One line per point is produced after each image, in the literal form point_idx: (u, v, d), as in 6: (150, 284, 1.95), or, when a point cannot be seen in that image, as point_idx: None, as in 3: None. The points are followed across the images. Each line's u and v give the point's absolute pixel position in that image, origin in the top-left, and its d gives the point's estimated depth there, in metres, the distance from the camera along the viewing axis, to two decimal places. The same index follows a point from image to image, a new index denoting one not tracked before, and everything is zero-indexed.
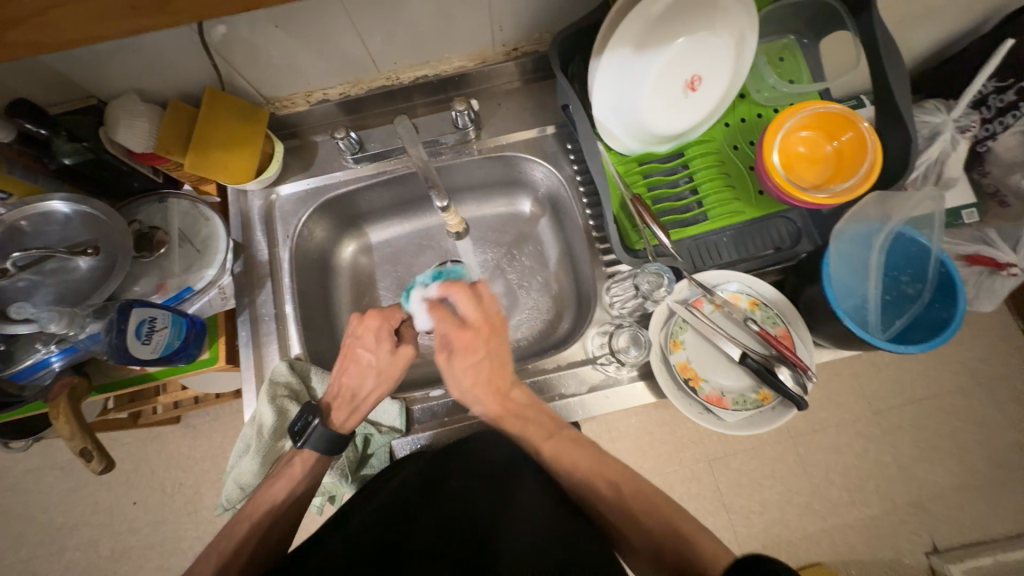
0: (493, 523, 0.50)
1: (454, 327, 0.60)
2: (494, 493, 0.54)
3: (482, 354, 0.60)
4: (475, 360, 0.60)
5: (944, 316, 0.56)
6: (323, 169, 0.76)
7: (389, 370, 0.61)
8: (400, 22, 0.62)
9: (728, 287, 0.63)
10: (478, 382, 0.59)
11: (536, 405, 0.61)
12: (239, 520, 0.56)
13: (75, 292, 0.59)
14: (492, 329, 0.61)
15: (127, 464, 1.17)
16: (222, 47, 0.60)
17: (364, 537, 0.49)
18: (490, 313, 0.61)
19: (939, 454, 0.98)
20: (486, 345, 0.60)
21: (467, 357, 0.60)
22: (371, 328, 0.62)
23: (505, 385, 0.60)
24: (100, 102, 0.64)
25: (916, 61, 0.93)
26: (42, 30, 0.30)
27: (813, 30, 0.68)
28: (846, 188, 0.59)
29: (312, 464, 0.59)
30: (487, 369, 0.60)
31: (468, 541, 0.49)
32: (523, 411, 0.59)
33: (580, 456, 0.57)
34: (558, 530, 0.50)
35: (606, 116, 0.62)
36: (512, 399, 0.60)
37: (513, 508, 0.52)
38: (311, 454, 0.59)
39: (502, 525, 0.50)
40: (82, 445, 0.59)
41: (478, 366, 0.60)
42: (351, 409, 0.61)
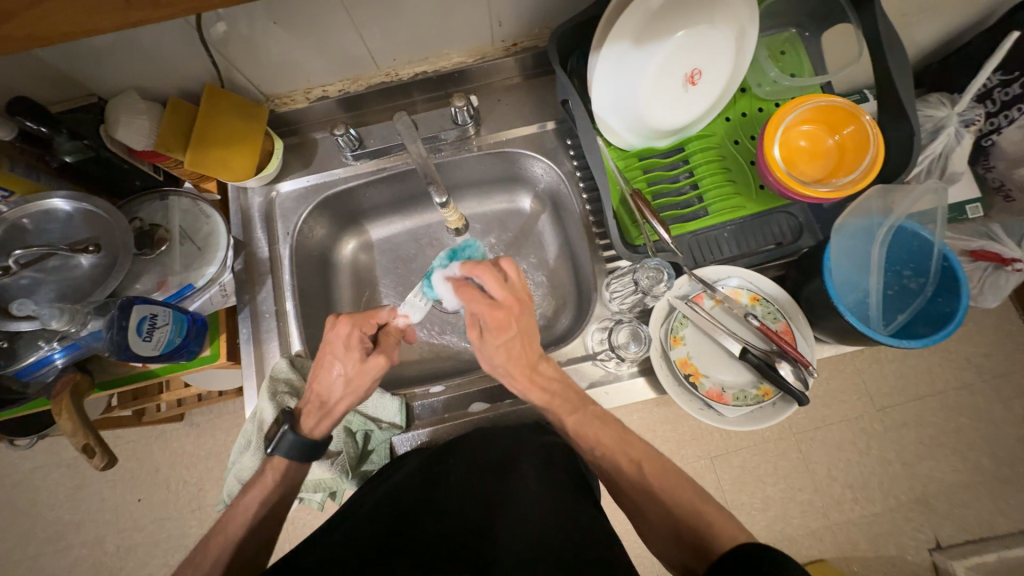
0: (496, 513, 0.51)
1: (481, 306, 0.56)
2: (496, 485, 0.55)
3: (515, 332, 0.56)
4: (506, 334, 0.56)
5: (948, 311, 0.56)
6: (322, 166, 0.76)
7: (358, 381, 0.59)
8: (399, 18, 0.62)
9: (729, 282, 0.63)
10: (507, 357, 0.57)
11: (563, 379, 0.60)
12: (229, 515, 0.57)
13: (77, 289, 0.60)
14: (521, 306, 0.56)
15: (131, 461, 1.18)
16: (222, 44, 0.60)
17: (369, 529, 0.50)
18: (519, 288, 0.57)
19: (943, 450, 0.97)
20: (517, 323, 0.56)
21: (499, 336, 0.56)
22: (341, 336, 0.58)
23: (533, 359, 0.58)
24: (100, 100, 0.64)
25: (919, 55, 0.92)
26: (32, 26, 0.30)
27: (814, 23, 0.68)
28: (848, 181, 0.59)
29: (284, 472, 0.59)
30: (519, 348, 0.57)
31: (471, 532, 0.49)
32: (551, 384, 0.58)
33: (605, 435, 0.57)
34: (562, 518, 0.50)
35: (606, 111, 0.61)
36: (540, 373, 0.58)
37: (515, 499, 0.53)
38: (282, 461, 0.59)
39: (505, 514, 0.51)
40: (85, 441, 0.60)
41: (510, 344, 0.56)
42: (321, 415, 0.60)
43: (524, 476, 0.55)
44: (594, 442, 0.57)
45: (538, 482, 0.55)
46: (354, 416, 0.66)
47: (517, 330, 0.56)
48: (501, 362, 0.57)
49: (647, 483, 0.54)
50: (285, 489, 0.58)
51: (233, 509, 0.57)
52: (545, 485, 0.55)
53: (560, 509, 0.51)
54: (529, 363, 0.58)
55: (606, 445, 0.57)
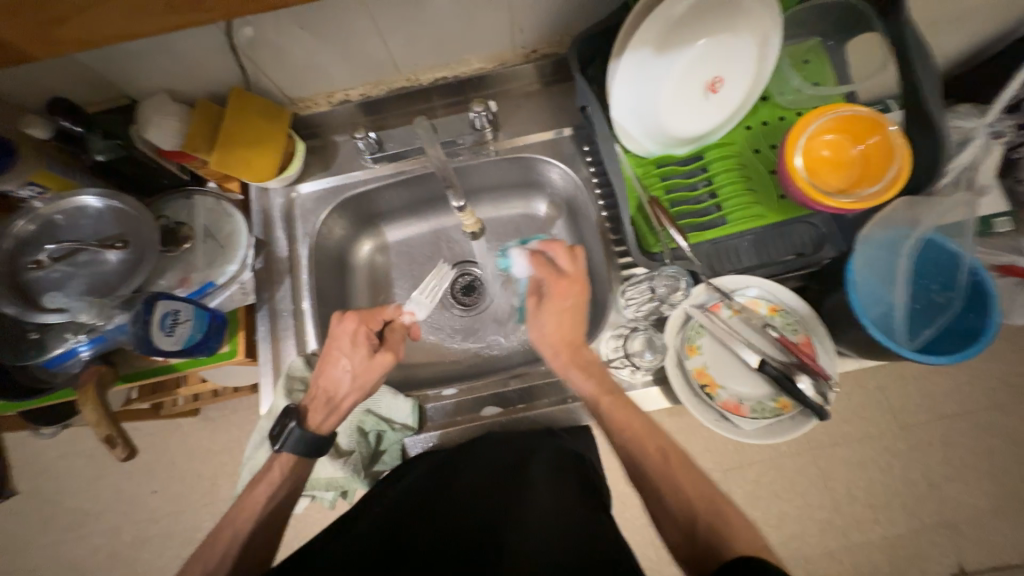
0: (502, 518, 0.50)
1: (550, 276, 0.65)
2: (504, 489, 0.55)
3: (569, 302, 0.63)
4: (565, 302, 0.63)
5: (977, 327, 0.54)
6: (342, 168, 0.77)
7: (364, 377, 0.62)
8: (422, 25, 0.63)
9: (748, 292, 0.62)
10: (562, 326, 0.62)
11: (600, 365, 0.61)
12: (238, 509, 0.58)
13: (104, 284, 0.61)
14: (581, 284, 0.63)
15: (148, 454, 1.21)
16: (250, 48, 0.62)
17: (373, 530, 0.50)
18: (576, 269, 0.64)
19: (969, 472, 0.94)
20: (574, 296, 0.63)
21: (555, 305, 0.63)
22: (347, 331, 0.63)
23: (576, 338, 0.62)
24: (134, 103, 0.67)
25: (947, 65, 0.90)
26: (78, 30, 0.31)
27: (838, 32, 0.67)
28: (872, 192, 0.58)
29: (292, 465, 0.59)
30: (569, 321, 0.62)
31: (475, 536, 0.49)
32: (589, 366, 0.60)
33: (630, 424, 0.56)
34: (568, 526, 0.49)
35: (625, 117, 0.61)
36: (582, 353, 0.61)
37: (523, 504, 0.52)
38: (289, 457, 0.59)
39: (511, 517, 0.50)
40: (107, 431, 0.62)
41: (563, 313, 0.63)
42: (328, 411, 0.61)
43: (531, 483, 0.55)
44: (625, 433, 0.56)
45: (546, 488, 0.54)
46: (367, 416, 0.66)
47: (572, 303, 0.63)
48: (552, 335, 0.62)
49: (658, 485, 0.53)
50: (294, 486, 0.60)
51: (243, 502, 0.58)
52: (553, 491, 0.54)
53: (564, 516, 0.51)
54: (570, 339, 0.62)
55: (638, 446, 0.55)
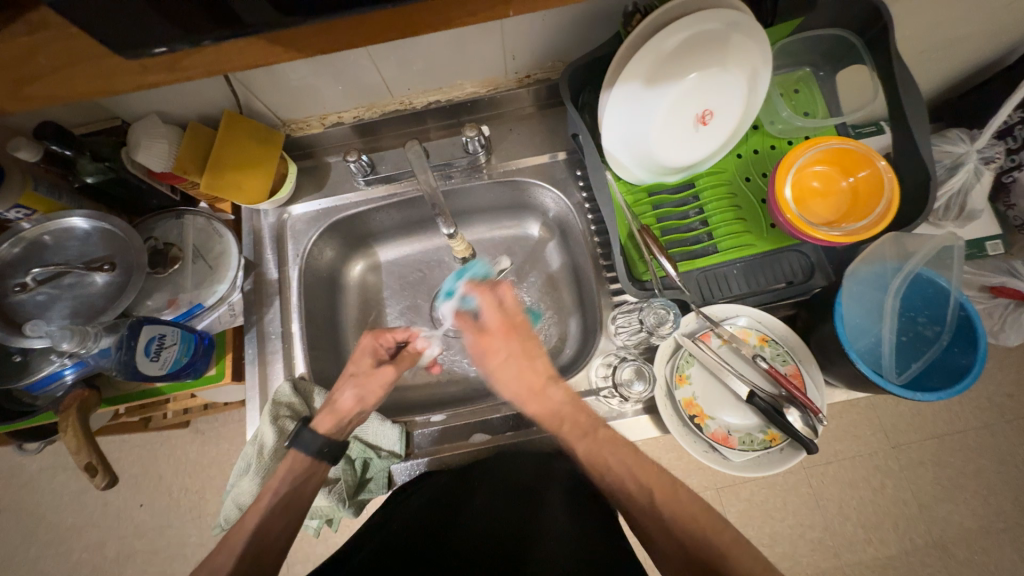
0: (524, 545, 0.52)
1: (471, 333, 0.61)
2: (525, 512, 0.57)
3: (505, 353, 0.60)
4: (514, 337, 0.60)
5: (964, 363, 0.54)
6: (334, 190, 0.77)
7: (368, 386, 0.62)
8: (415, 50, 0.63)
9: (737, 321, 0.62)
10: (516, 371, 0.59)
11: (574, 403, 0.58)
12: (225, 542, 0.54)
13: (90, 307, 0.61)
14: (511, 330, 0.60)
15: (135, 467, 1.19)
16: (242, 73, 0.62)
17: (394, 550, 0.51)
18: (512, 313, 0.61)
19: (962, 493, 0.93)
20: (504, 344, 0.60)
21: (515, 346, 0.60)
22: (363, 346, 0.65)
23: (541, 381, 0.58)
24: (123, 123, 0.66)
25: (938, 89, 0.91)
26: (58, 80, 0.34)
27: (829, 62, 0.67)
28: (861, 226, 0.57)
29: (297, 467, 0.58)
30: (523, 367, 0.59)
31: (503, 562, 0.51)
32: (559, 408, 0.57)
33: (618, 462, 0.54)
34: (592, 559, 0.49)
35: (615, 147, 0.61)
36: (550, 396, 0.58)
37: (545, 530, 0.54)
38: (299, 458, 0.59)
39: (536, 546, 0.52)
40: (88, 459, 0.60)
41: (518, 356, 0.60)
42: (327, 411, 0.61)
43: (550, 506, 0.57)
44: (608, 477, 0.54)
45: (565, 517, 0.55)
46: (353, 442, 0.66)
47: (521, 346, 0.60)
48: (515, 389, 0.59)
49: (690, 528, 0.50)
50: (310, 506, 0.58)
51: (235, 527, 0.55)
52: (571, 521, 0.55)
53: (585, 542, 0.52)
54: (540, 384, 0.58)
55: (599, 454, 0.55)
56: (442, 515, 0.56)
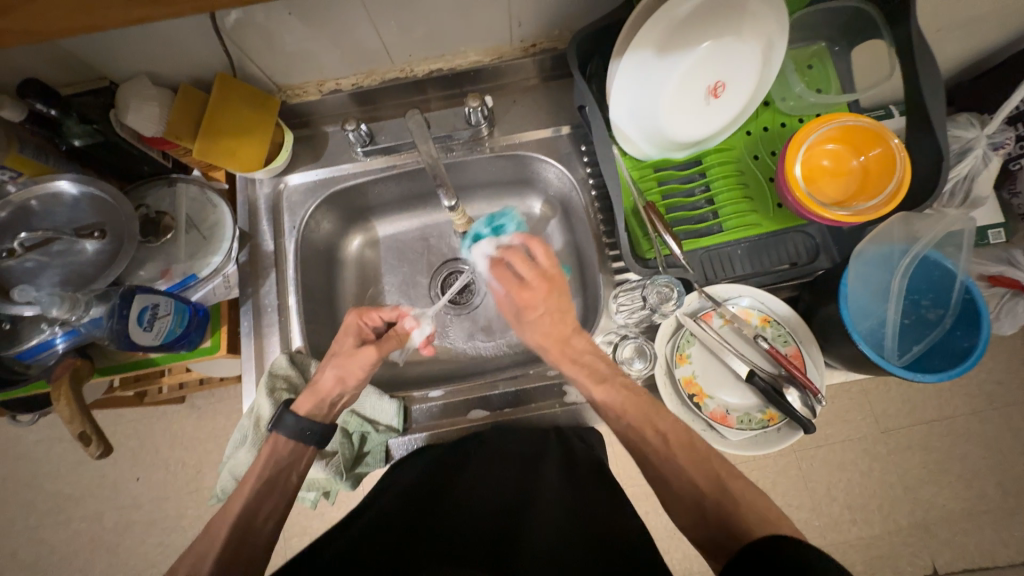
0: (520, 513, 0.53)
1: (511, 286, 0.62)
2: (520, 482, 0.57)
3: (541, 308, 0.61)
4: (549, 286, 0.61)
5: (966, 345, 0.54)
6: (332, 160, 0.75)
7: (349, 368, 0.62)
8: (418, 13, 0.61)
9: (739, 302, 0.62)
10: (546, 324, 0.60)
11: (596, 353, 0.59)
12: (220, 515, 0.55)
13: (80, 275, 0.59)
14: (550, 286, 0.61)
15: (132, 440, 1.19)
16: (236, 33, 0.59)
17: (392, 523, 0.51)
18: (547, 267, 0.62)
19: (947, 477, 0.95)
20: (544, 302, 0.61)
21: (551, 296, 0.61)
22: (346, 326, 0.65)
23: (566, 332, 0.60)
24: (112, 84, 0.63)
25: (951, 72, 0.89)
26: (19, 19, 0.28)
27: (845, 37, 0.65)
28: (870, 206, 0.57)
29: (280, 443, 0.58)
30: (555, 317, 0.60)
31: (500, 536, 0.51)
32: (583, 357, 0.58)
33: (632, 409, 0.55)
34: (586, 533, 0.50)
35: (623, 119, 0.59)
36: (573, 347, 0.59)
37: (539, 500, 0.54)
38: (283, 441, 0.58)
39: (529, 518, 0.52)
40: (81, 428, 0.59)
41: (552, 306, 0.61)
42: (307, 392, 0.60)
43: (543, 477, 0.57)
44: (623, 420, 0.55)
45: (559, 487, 0.56)
46: (350, 416, 0.66)
47: (557, 301, 0.61)
48: (544, 331, 0.60)
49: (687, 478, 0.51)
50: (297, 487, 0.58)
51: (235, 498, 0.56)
52: (564, 491, 0.55)
53: (577, 515, 0.52)
54: (565, 336, 0.60)
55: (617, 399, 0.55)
56: (434, 493, 0.55)
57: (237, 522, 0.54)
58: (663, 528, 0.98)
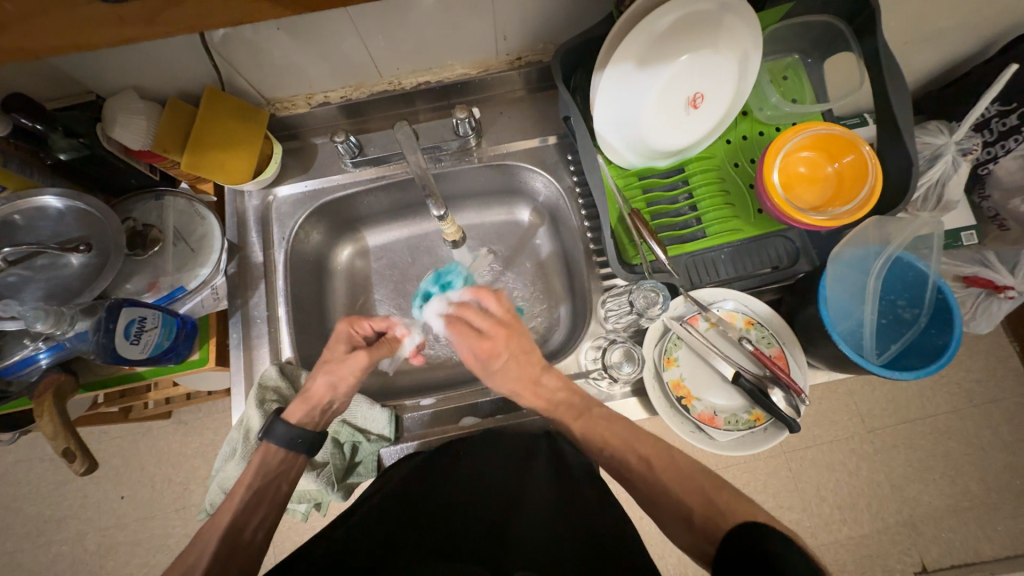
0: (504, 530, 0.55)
1: (473, 340, 0.61)
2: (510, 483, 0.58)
3: (505, 356, 0.60)
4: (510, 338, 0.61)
5: (940, 343, 0.56)
6: (321, 172, 0.76)
7: (339, 373, 0.62)
8: (405, 28, 0.62)
9: (724, 305, 0.63)
10: (507, 383, 0.60)
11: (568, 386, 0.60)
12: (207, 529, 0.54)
13: (66, 290, 0.59)
14: (508, 332, 0.61)
15: (116, 458, 1.16)
16: (224, 47, 0.60)
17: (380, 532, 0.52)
18: (505, 315, 0.63)
19: (931, 474, 0.97)
20: (506, 348, 0.60)
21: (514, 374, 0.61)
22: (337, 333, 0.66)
23: (535, 372, 0.60)
24: (99, 99, 0.64)
25: (920, 82, 0.93)
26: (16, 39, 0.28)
27: (817, 50, 0.68)
28: (845, 211, 0.59)
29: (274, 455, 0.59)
30: (522, 366, 0.60)
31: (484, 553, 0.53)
32: (558, 392, 0.60)
33: (612, 437, 0.57)
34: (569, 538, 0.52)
35: (606, 130, 0.61)
36: (545, 386, 0.60)
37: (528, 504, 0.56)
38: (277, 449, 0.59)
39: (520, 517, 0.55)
40: (65, 445, 0.58)
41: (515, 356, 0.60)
42: (298, 398, 0.62)
43: (534, 477, 0.58)
44: (606, 450, 0.57)
45: (549, 486, 0.57)
46: (342, 426, 0.65)
47: (517, 344, 0.61)
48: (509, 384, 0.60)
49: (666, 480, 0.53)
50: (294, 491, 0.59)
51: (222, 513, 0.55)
52: (555, 490, 0.57)
53: (568, 515, 0.54)
54: (534, 382, 0.60)
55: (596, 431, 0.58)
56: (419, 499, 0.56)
57: (227, 534, 0.54)
58: (657, 533, 0.98)
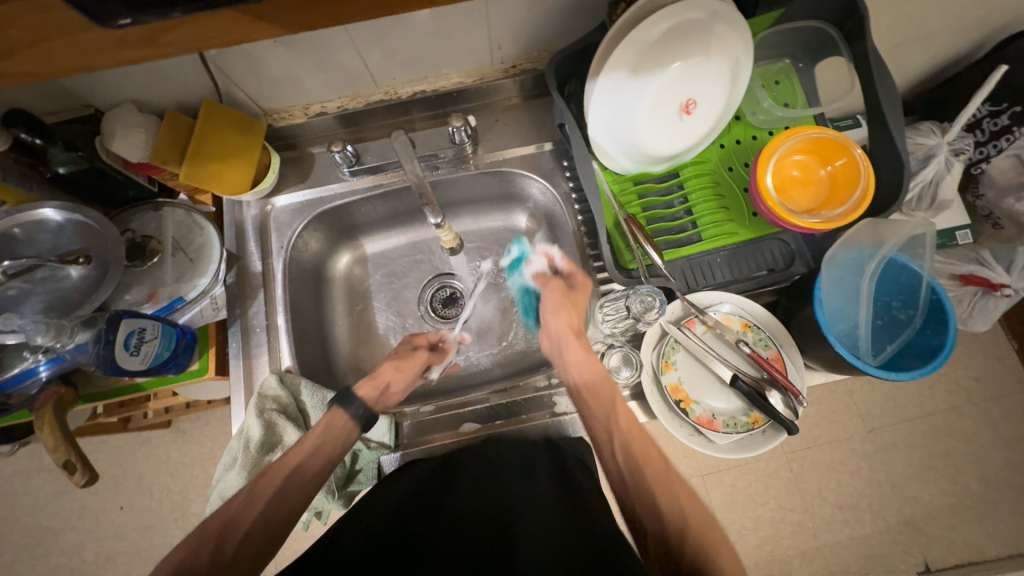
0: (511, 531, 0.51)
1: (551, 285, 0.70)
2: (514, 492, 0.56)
3: (566, 303, 0.66)
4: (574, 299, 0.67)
5: (935, 344, 0.56)
6: (320, 181, 0.76)
7: (410, 364, 0.68)
8: (401, 38, 0.62)
9: (720, 308, 0.64)
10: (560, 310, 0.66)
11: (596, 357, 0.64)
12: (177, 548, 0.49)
13: (65, 302, 0.59)
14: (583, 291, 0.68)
15: (115, 468, 1.16)
16: (222, 60, 0.60)
17: (384, 538, 0.51)
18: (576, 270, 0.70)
19: (932, 473, 0.97)
20: (576, 299, 0.67)
21: (562, 296, 0.67)
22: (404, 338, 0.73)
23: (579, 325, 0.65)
24: (98, 112, 0.64)
25: (911, 84, 0.94)
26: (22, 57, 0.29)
27: (807, 55, 0.69)
28: (839, 213, 0.59)
29: (333, 422, 0.59)
30: (575, 308, 0.66)
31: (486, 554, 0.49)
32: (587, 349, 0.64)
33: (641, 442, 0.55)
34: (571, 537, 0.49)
35: (601, 136, 0.61)
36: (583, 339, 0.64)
37: (531, 512, 0.53)
38: (341, 417, 0.60)
39: (521, 529, 0.51)
40: (66, 456, 0.58)
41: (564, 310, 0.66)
42: (369, 378, 0.64)
43: (535, 490, 0.56)
44: (629, 446, 0.54)
45: (553, 497, 0.55)
46: None
47: (578, 292, 0.67)
48: (561, 323, 0.64)
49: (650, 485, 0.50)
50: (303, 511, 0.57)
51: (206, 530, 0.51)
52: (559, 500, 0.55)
53: (570, 522, 0.51)
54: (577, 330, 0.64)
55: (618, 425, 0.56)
56: (423, 514, 0.54)
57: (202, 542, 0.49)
58: None
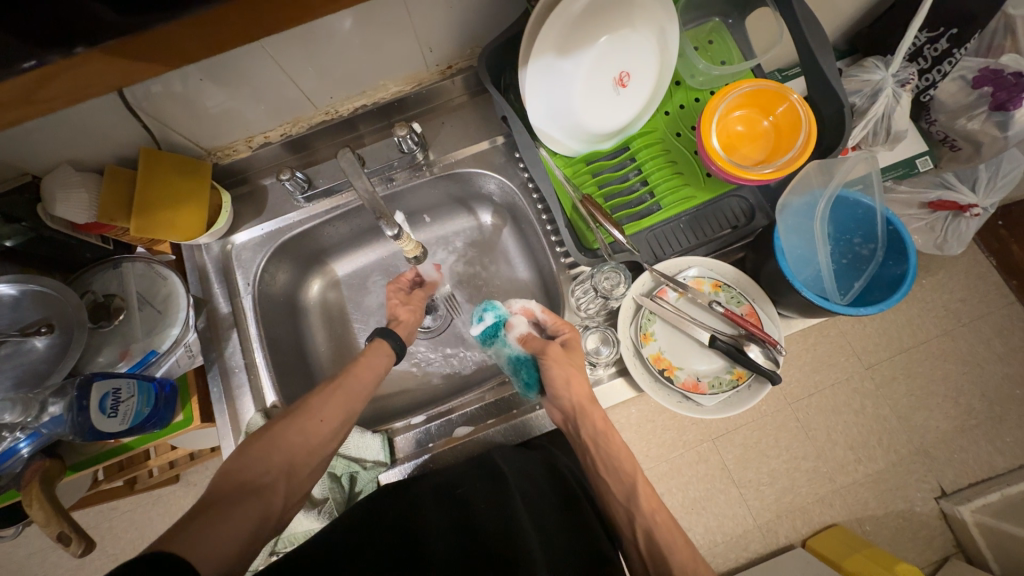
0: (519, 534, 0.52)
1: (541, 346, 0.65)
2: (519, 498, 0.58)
3: (566, 371, 0.61)
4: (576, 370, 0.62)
5: (899, 272, 0.58)
6: (277, 212, 0.76)
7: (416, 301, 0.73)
8: (328, 55, 0.62)
9: (689, 272, 0.64)
10: (564, 383, 0.61)
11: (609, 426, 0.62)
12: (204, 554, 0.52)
13: (34, 374, 0.58)
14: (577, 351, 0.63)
15: (130, 532, 1.15)
16: (153, 106, 0.59)
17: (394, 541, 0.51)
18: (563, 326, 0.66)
19: (935, 399, 0.96)
20: (572, 364, 0.62)
21: (566, 363, 0.62)
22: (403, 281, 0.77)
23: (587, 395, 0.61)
24: (36, 179, 0.62)
25: (849, 23, 0.94)
26: None
27: (736, 10, 0.69)
28: (788, 160, 0.60)
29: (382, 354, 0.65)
30: (578, 378, 0.61)
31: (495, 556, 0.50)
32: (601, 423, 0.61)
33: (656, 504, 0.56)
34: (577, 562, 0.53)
35: (543, 122, 0.61)
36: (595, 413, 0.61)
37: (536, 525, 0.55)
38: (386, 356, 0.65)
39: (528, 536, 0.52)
40: (59, 529, 0.58)
41: (571, 376, 0.61)
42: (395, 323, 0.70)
43: (541, 511, 0.58)
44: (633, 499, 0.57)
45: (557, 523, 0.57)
46: (336, 459, 0.65)
47: (574, 357, 0.62)
48: (571, 396, 0.60)
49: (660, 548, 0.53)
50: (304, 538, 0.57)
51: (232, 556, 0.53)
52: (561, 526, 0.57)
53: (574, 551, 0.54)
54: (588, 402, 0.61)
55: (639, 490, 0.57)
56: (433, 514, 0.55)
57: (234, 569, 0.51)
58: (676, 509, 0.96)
